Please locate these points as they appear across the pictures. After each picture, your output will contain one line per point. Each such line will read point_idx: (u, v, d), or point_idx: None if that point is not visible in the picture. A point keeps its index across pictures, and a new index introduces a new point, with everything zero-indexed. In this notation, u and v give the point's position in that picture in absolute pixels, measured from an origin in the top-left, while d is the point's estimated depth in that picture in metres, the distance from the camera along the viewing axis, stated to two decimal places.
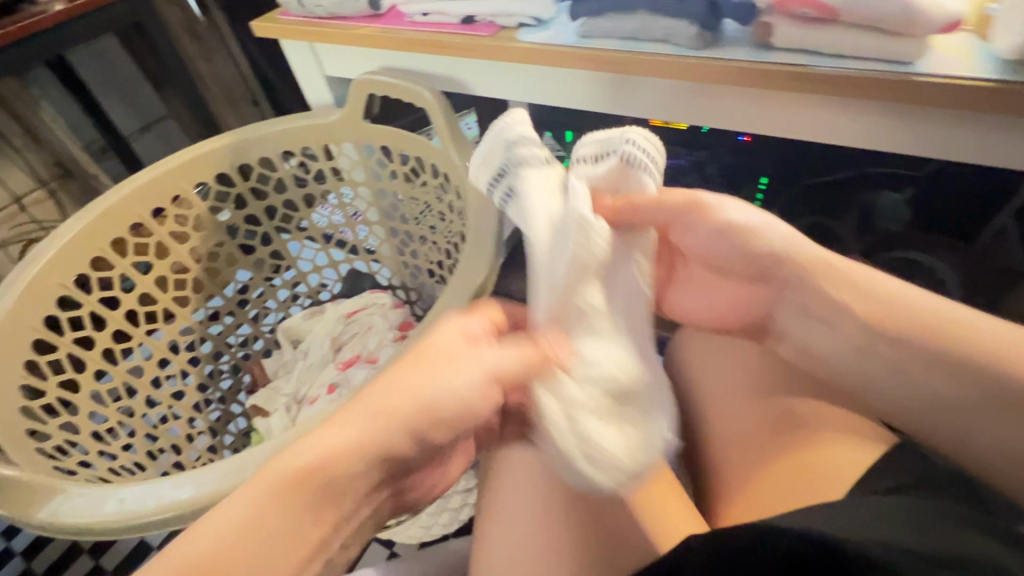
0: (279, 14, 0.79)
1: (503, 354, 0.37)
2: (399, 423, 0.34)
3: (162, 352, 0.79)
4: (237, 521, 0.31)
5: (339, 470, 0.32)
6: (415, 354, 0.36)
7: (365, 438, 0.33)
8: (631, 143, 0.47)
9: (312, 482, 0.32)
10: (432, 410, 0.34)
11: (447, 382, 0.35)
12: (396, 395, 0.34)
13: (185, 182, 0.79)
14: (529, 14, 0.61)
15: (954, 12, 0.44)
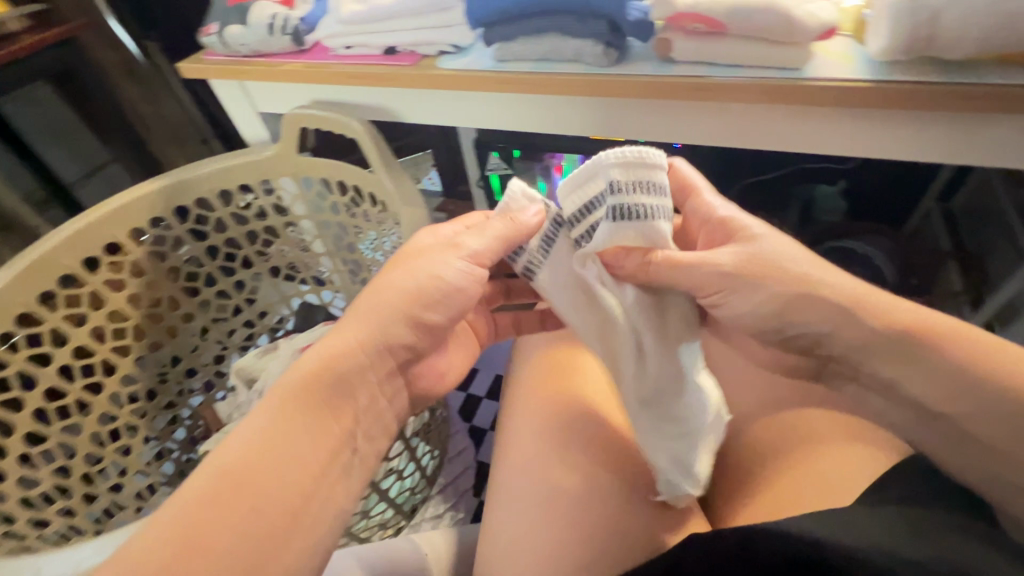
0: (205, 55, 0.79)
1: (465, 247, 0.46)
2: (391, 310, 0.42)
3: (102, 406, 0.76)
4: (273, 414, 0.37)
5: (350, 358, 0.40)
6: (389, 266, 0.45)
7: (373, 329, 0.42)
8: (622, 180, 0.43)
9: (334, 372, 0.40)
10: (416, 296, 0.43)
11: (421, 272, 0.44)
12: (380, 291, 0.43)
13: (117, 230, 0.77)
14: (447, 42, 0.63)
15: (828, 20, 0.48)
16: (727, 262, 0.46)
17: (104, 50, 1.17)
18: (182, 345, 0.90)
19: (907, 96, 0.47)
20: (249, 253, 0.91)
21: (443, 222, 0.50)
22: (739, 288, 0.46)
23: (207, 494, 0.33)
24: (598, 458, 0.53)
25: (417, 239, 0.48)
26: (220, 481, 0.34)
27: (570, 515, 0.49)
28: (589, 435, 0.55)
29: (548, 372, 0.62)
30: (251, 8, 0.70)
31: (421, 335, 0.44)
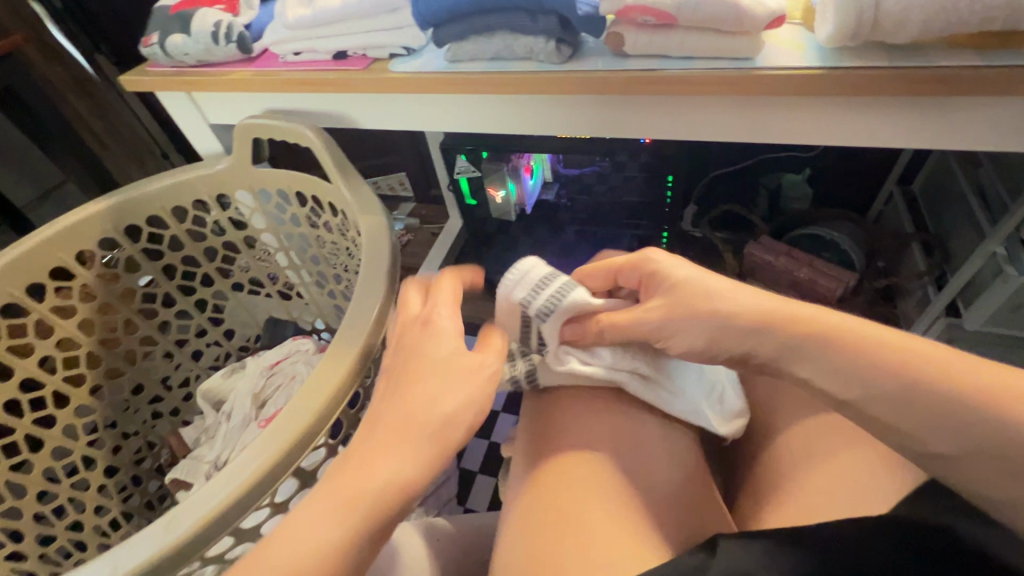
0: (148, 67, 0.76)
1: (485, 359, 0.40)
2: (449, 432, 0.36)
3: (54, 440, 0.72)
4: (325, 534, 0.31)
5: (414, 487, 0.34)
6: (419, 372, 0.38)
7: (434, 454, 0.35)
8: (524, 298, 0.47)
9: (396, 499, 0.34)
10: (472, 418, 0.37)
11: (473, 391, 0.38)
12: (431, 404, 0.37)
13: (63, 253, 0.73)
14: (398, 44, 0.62)
15: (776, 8, 0.47)
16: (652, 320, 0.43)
17: (49, 64, 1.09)
18: (142, 370, 0.86)
19: (857, 82, 0.47)
20: (209, 271, 0.87)
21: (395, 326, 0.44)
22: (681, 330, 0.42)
23: None
24: (636, 455, 0.44)
25: (431, 341, 0.40)
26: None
27: (617, 519, 0.40)
28: (623, 431, 0.46)
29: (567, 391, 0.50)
30: (194, 16, 0.68)
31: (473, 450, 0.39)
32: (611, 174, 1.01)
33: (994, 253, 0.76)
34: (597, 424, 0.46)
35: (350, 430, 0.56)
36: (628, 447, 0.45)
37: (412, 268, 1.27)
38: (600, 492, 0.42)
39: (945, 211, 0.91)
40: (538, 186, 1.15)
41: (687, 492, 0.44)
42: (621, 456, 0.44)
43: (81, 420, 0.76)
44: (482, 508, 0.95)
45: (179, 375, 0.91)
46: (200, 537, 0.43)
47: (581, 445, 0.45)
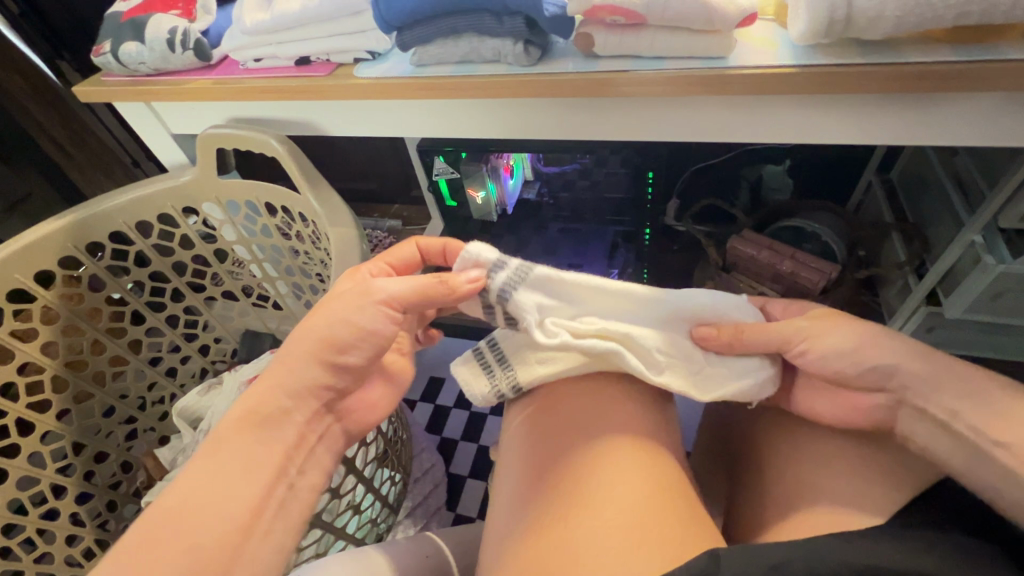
0: (103, 76, 0.72)
1: (388, 287, 0.41)
2: (307, 355, 0.38)
3: (21, 471, 0.68)
4: (193, 484, 0.33)
5: (277, 411, 0.37)
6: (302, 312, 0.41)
7: (287, 376, 0.37)
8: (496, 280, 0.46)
9: (259, 420, 0.36)
10: (333, 339, 0.39)
11: (347, 319, 0.39)
12: (294, 333, 0.39)
13: (22, 274, 0.70)
14: (363, 48, 0.60)
15: (747, 6, 0.46)
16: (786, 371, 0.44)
17: (7, 72, 1.03)
18: (114, 391, 0.83)
19: (830, 78, 0.46)
20: (179, 285, 0.84)
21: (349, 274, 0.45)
22: None
23: (143, 544, 0.31)
24: (612, 462, 0.44)
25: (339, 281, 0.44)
26: (151, 525, 0.31)
27: (600, 527, 0.40)
28: (592, 434, 0.46)
29: (546, 406, 0.49)
30: (148, 23, 0.65)
31: (350, 379, 0.40)
32: (594, 170, 0.98)
33: (972, 243, 0.76)
34: (564, 434, 0.47)
35: None
36: (603, 458, 0.44)
37: None
38: (580, 507, 0.41)
39: (923, 200, 0.91)
40: (518, 186, 1.12)
41: (691, 506, 0.43)
42: (599, 466, 0.44)
43: (50, 446, 0.74)
44: (472, 514, 0.93)
45: (153, 394, 0.88)
46: None
47: (556, 461, 0.45)
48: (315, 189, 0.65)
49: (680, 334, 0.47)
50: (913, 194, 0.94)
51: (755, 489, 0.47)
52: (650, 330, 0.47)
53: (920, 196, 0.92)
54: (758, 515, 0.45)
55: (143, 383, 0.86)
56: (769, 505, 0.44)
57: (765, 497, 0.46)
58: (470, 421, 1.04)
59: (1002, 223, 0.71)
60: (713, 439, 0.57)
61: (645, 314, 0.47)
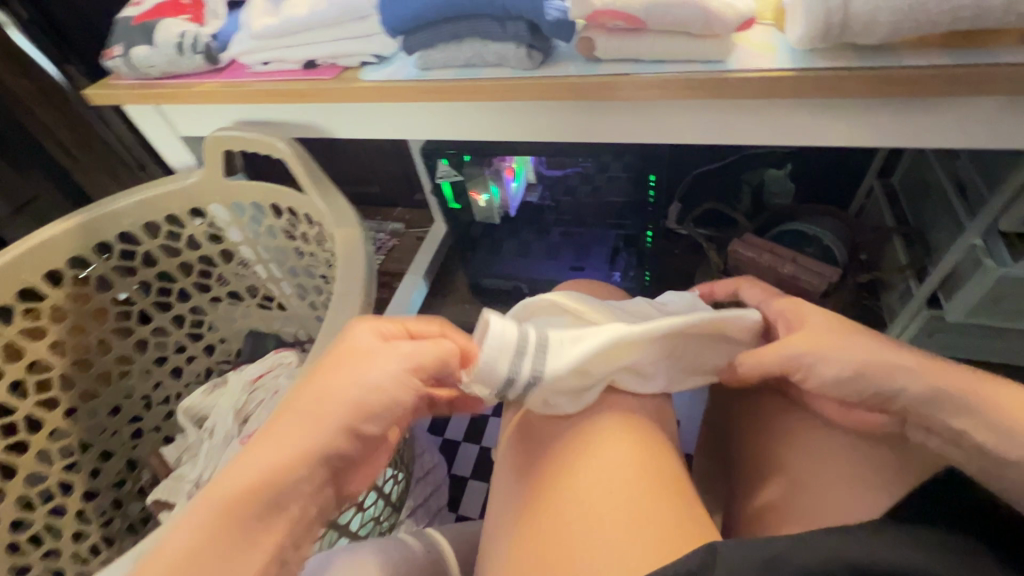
0: (113, 79, 0.74)
1: (409, 353, 0.40)
2: (329, 417, 0.36)
3: (27, 467, 0.69)
4: (190, 547, 0.32)
5: (287, 473, 0.35)
6: (322, 366, 0.39)
7: (301, 437, 0.36)
8: (512, 365, 0.43)
9: (267, 488, 0.34)
10: (358, 406, 0.37)
11: (373, 385, 0.38)
12: (314, 391, 0.38)
13: (32, 274, 0.71)
14: (368, 52, 0.61)
15: (745, 11, 0.47)
16: (786, 369, 0.45)
17: (15, 76, 1.05)
18: (119, 390, 0.84)
19: (828, 81, 0.47)
20: (184, 286, 0.86)
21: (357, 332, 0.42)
22: (812, 380, 0.43)
23: None
24: (610, 469, 0.43)
25: (355, 333, 0.41)
26: None
27: (598, 533, 0.40)
28: (589, 433, 0.46)
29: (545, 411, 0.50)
30: (159, 27, 0.66)
31: (366, 445, 0.38)
32: (596, 175, 0.99)
33: (973, 246, 0.76)
34: (562, 441, 0.47)
35: None
36: (599, 463, 0.44)
37: (395, 274, 1.26)
38: (576, 513, 0.42)
39: (923, 204, 0.92)
40: (521, 189, 1.13)
41: (689, 503, 0.43)
42: (596, 472, 0.43)
43: (57, 444, 0.74)
44: (473, 515, 0.94)
45: (158, 393, 0.88)
46: None
47: (552, 467, 0.45)
48: (320, 190, 0.66)
49: (667, 348, 0.48)
50: (914, 200, 0.94)
51: (754, 485, 0.48)
52: (645, 357, 0.47)
53: (921, 203, 0.92)
54: (759, 511, 0.46)
55: (148, 382, 0.87)
56: (765, 502, 0.45)
57: (763, 494, 0.46)
58: (472, 423, 1.05)
59: (1002, 226, 0.72)
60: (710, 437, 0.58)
61: (641, 351, 0.47)
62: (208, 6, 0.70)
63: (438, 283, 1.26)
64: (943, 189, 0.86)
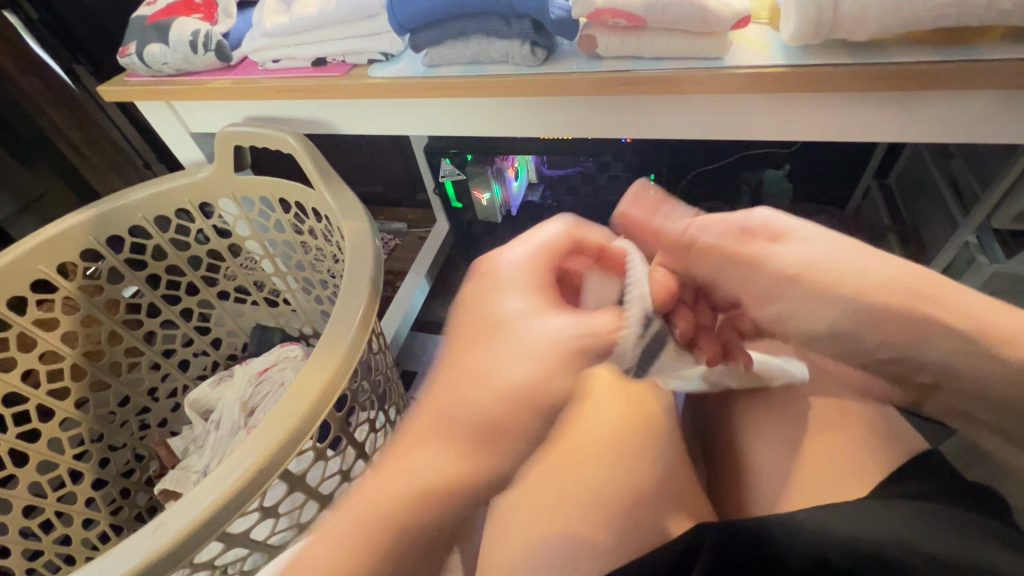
0: (126, 76, 0.76)
1: (573, 333, 0.32)
2: (483, 420, 0.29)
3: (39, 455, 0.71)
4: (340, 557, 0.28)
5: (454, 491, 0.29)
6: (469, 343, 0.32)
7: (468, 448, 0.29)
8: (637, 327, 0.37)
9: (421, 503, 0.28)
10: (517, 409, 0.29)
11: (531, 380, 0.30)
12: (473, 390, 0.29)
13: (45, 266, 0.73)
14: (376, 50, 0.63)
15: (741, 9, 0.49)
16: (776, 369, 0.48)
17: (25, 75, 1.06)
18: (128, 382, 0.85)
19: (820, 78, 0.49)
20: (193, 280, 0.87)
21: (505, 286, 0.34)
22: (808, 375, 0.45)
23: None
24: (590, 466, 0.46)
25: (501, 299, 0.33)
26: None
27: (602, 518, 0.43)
28: (599, 427, 0.49)
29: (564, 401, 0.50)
30: (172, 26, 0.68)
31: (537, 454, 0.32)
32: (597, 174, 1.01)
33: (967, 242, 0.78)
34: None
35: (337, 432, 0.57)
36: (576, 459, 0.47)
37: (398, 272, 1.28)
38: (551, 504, 0.45)
39: (919, 202, 0.93)
40: (523, 187, 1.15)
41: (680, 484, 0.46)
42: (574, 468, 0.47)
43: (68, 433, 0.76)
44: None
45: (166, 385, 0.90)
46: (190, 536, 0.44)
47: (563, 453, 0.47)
48: (328, 184, 0.67)
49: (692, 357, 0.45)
50: (910, 198, 0.96)
51: (740, 466, 0.49)
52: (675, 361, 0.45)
53: (917, 202, 0.94)
54: (749, 488, 0.47)
55: (156, 375, 0.89)
56: (751, 483, 0.48)
57: (751, 474, 0.48)
58: None
59: (996, 224, 0.73)
60: (697, 422, 0.59)
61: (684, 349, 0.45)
62: (220, 5, 0.72)
63: (441, 281, 1.28)
64: (938, 187, 0.87)
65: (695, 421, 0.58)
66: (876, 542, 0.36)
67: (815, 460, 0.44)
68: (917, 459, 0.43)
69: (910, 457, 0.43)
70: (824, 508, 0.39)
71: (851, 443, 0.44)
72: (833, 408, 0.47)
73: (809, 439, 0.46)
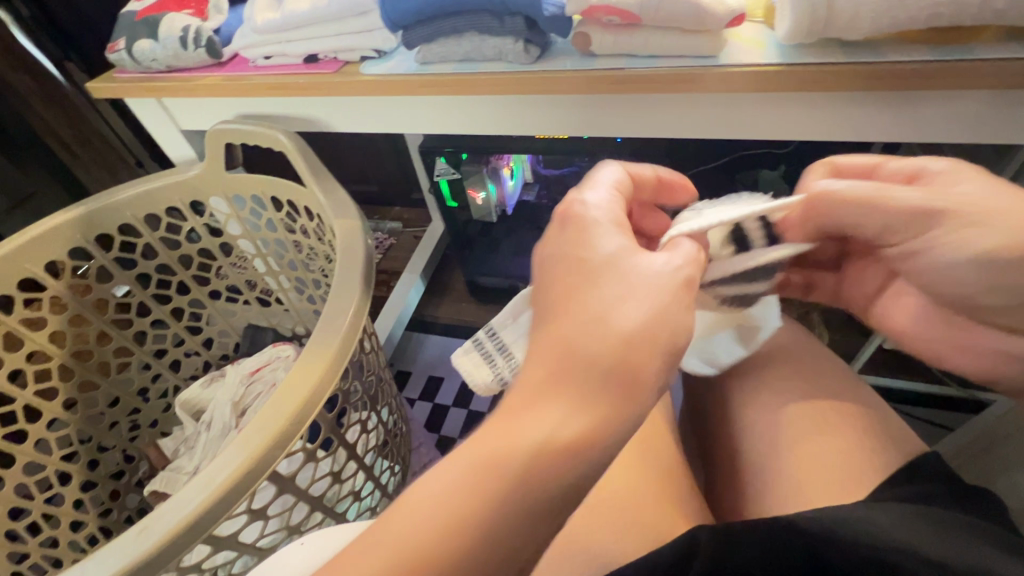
0: (116, 72, 0.75)
1: (683, 265, 0.33)
2: (611, 354, 0.29)
3: (24, 457, 0.70)
4: (457, 505, 0.27)
5: (585, 443, 0.28)
6: (571, 294, 0.32)
7: (605, 390, 0.29)
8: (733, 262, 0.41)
9: (547, 448, 0.28)
10: (644, 344, 0.30)
11: (656, 313, 0.30)
12: (597, 331, 0.30)
13: (32, 264, 0.72)
14: (369, 47, 0.62)
15: (735, 7, 0.49)
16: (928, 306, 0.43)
17: (15, 71, 1.04)
18: (118, 382, 0.84)
19: (815, 77, 0.48)
20: (184, 279, 0.86)
21: (600, 226, 0.35)
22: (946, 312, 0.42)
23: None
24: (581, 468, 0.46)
25: (596, 237, 0.34)
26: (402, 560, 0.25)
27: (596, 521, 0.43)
28: None
29: None
30: (162, 21, 0.67)
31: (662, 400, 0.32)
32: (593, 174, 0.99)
33: None
34: None
35: (328, 433, 0.57)
36: None
37: (393, 272, 1.27)
38: None
39: None
40: (518, 187, 1.14)
41: (674, 487, 0.45)
42: None
43: (56, 434, 0.75)
44: None
45: (157, 386, 0.89)
46: (177, 539, 0.43)
47: None
48: (320, 182, 0.67)
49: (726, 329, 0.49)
50: None
51: (735, 469, 0.49)
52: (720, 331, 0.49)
53: None
54: (743, 491, 0.47)
55: (147, 375, 0.88)
56: (745, 486, 0.47)
57: (746, 478, 0.48)
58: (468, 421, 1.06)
59: None
60: (693, 424, 0.59)
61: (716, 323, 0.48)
62: (211, 1, 0.72)
63: (435, 281, 1.27)
64: None
65: (691, 423, 0.58)
66: (872, 548, 0.36)
67: (809, 463, 0.44)
68: (913, 462, 0.43)
69: (906, 461, 0.43)
70: (819, 511, 0.38)
71: (844, 448, 0.44)
72: (826, 413, 0.47)
73: (804, 443, 0.46)
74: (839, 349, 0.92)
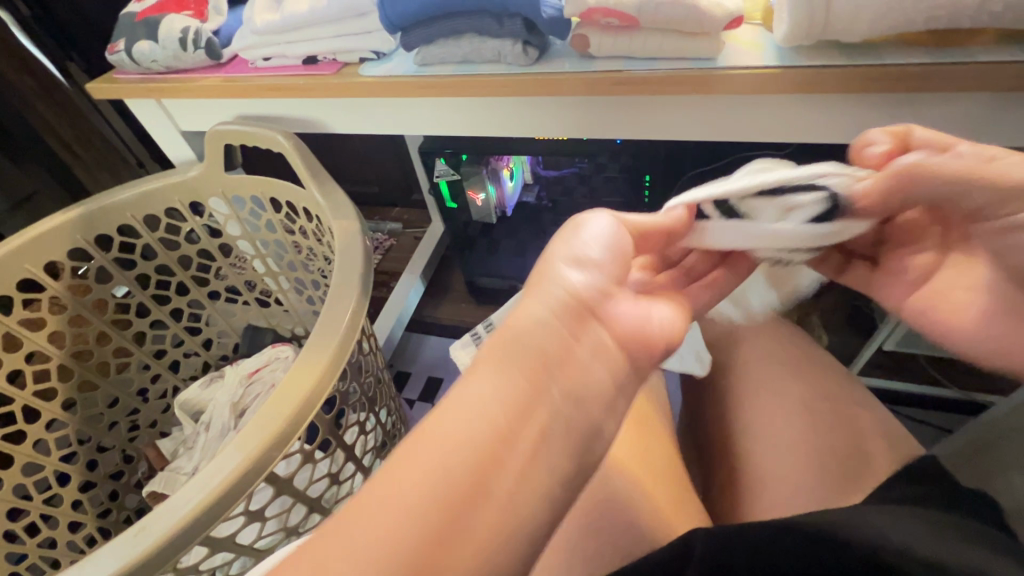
0: (116, 73, 0.75)
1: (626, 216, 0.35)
2: (566, 267, 0.30)
3: (24, 458, 0.70)
4: (444, 426, 0.25)
5: (558, 341, 0.28)
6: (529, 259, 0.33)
7: (555, 279, 0.30)
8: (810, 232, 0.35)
9: (519, 349, 0.27)
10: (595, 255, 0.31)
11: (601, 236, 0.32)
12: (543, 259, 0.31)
13: (32, 265, 0.72)
14: (368, 48, 0.62)
15: (734, 9, 0.49)
16: None
17: (17, 73, 1.04)
18: (116, 383, 0.84)
19: (813, 79, 0.48)
20: (184, 279, 0.86)
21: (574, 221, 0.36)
22: None
23: (387, 523, 0.23)
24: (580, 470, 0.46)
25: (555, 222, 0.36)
26: (402, 499, 0.23)
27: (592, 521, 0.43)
28: None
29: None
30: (161, 23, 0.67)
31: (644, 316, 0.32)
32: (593, 175, 1.00)
33: None
34: None
35: (326, 434, 0.56)
36: None
37: (392, 273, 1.27)
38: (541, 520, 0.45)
39: None
40: (518, 188, 1.14)
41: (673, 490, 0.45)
42: None
43: (55, 434, 0.75)
44: None
45: (156, 387, 0.89)
46: (173, 542, 0.43)
47: None
48: (319, 183, 0.67)
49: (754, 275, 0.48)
50: None
51: (733, 474, 0.49)
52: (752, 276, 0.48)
53: None
54: (740, 496, 0.47)
55: (146, 376, 0.88)
56: (743, 490, 0.47)
57: (744, 482, 0.48)
58: None
59: None
60: (693, 427, 0.59)
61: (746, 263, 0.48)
62: (210, 3, 0.72)
63: (435, 282, 1.27)
64: None
65: (692, 428, 0.58)
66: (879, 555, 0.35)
67: (807, 469, 0.45)
68: (915, 467, 0.42)
69: (907, 465, 0.43)
70: (819, 514, 0.38)
71: (844, 458, 0.44)
72: (828, 420, 0.47)
73: (802, 448, 0.46)
74: (838, 351, 0.92)
